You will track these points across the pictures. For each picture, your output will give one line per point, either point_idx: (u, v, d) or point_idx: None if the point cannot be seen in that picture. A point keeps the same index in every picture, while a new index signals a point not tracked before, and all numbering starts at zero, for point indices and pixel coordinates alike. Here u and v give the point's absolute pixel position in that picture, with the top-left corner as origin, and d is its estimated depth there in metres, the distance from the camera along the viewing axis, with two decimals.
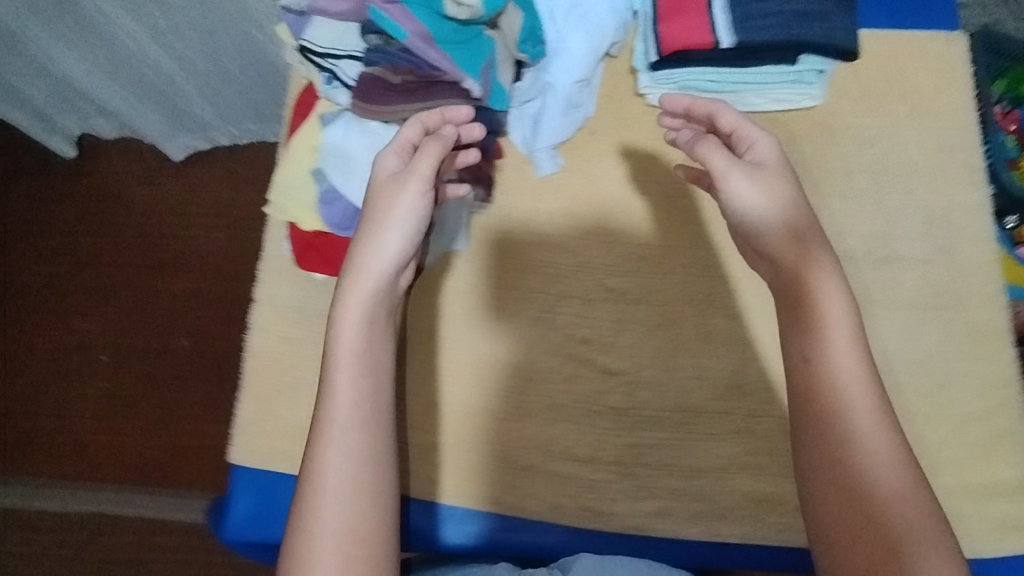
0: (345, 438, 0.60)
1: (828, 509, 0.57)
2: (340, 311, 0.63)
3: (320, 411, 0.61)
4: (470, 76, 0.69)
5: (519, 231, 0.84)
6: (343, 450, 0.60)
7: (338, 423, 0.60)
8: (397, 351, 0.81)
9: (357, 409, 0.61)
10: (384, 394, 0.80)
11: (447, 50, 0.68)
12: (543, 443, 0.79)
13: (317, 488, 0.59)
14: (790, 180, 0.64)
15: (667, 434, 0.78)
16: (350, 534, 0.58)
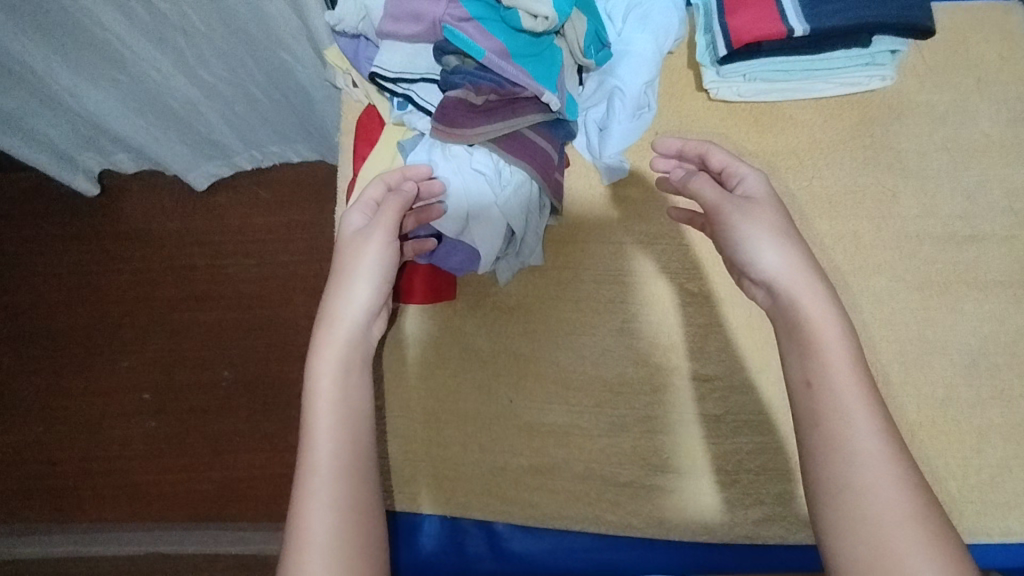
0: (325, 488, 0.57)
1: (838, 526, 0.55)
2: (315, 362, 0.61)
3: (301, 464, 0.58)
4: (547, 89, 0.68)
5: (591, 241, 0.82)
6: (326, 498, 0.56)
7: (319, 473, 0.57)
8: (480, 374, 0.79)
9: (338, 447, 0.58)
10: (470, 419, 0.78)
11: (521, 64, 0.66)
12: (639, 456, 0.75)
13: (299, 545, 0.55)
14: (780, 212, 0.66)
15: (765, 438, 0.75)
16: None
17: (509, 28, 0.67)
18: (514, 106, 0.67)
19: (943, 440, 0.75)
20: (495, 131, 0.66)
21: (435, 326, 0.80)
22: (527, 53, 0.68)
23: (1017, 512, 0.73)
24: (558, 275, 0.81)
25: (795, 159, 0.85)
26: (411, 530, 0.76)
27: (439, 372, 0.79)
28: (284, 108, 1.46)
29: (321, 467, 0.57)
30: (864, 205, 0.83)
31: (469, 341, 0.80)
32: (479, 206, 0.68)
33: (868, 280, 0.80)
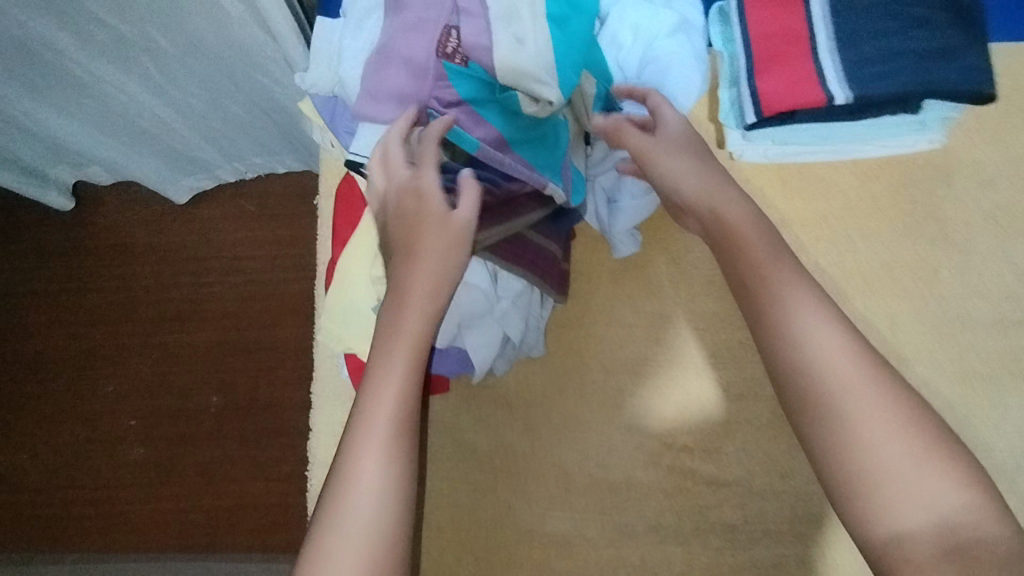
0: (373, 493, 0.51)
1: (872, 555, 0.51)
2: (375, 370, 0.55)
3: (345, 471, 0.52)
4: (551, 178, 0.61)
5: (599, 324, 0.75)
6: (373, 515, 0.51)
7: (364, 480, 0.52)
8: (477, 474, 0.72)
9: (394, 460, 0.53)
10: (466, 525, 0.72)
11: (522, 152, 0.59)
12: (648, 567, 0.70)
13: (335, 554, 0.49)
14: (689, 153, 0.65)
15: (787, 549, 0.69)
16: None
17: (507, 109, 0.59)
18: (511, 205, 0.61)
19: None
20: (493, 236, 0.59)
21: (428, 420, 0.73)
22: (523, 138, 0.59)
23: None
24: (564, 362, 0.74)
25: (827, 228, 0.76)
26: None
27: (432, 472, 0.73)
28: (266, 126, 1.34)
29: (372, 466, 0.52)
30: (903, 282, 0.74)
31: (465, 437, 0.73)
32: (471, 316, 0.63)
33: (906, 369, 0.73)
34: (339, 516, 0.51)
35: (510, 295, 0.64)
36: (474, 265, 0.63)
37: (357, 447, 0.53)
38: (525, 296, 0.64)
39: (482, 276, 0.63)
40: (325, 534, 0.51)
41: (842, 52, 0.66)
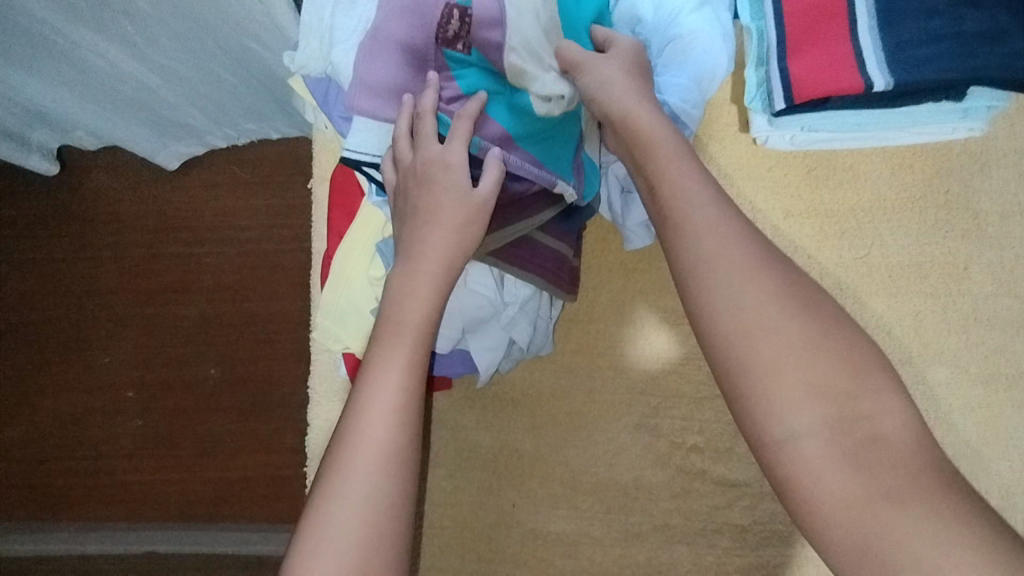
0: (363, 473, 0.48)
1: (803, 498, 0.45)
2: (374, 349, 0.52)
3: (336, 446, 0.49)
4: (562, 175, 0.58)
5: (609, 320, 0.71)
6: (363, 497, 0.47)
7: (355, 458, 0.48)
8: (481, 473, 0.70)
9: (385, 473, 0.48)
10: (468, 524, 0.70)
11: (528, 147, 0.57)
12: (655, 569, 0.68)
13: (319, 531, 0.47)
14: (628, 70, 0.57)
15: (797, 552, 0.68)
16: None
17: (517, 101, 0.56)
18: (519, 205, 0.59)
19: None
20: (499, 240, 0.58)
21: (430, 418, 0.71)
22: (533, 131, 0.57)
23: None
24: (571, 360, 0.71)
25: (849, 221, 0.72)
26: None
27: (434, 471, 0.71)
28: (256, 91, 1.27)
29: (359, 477, 0.48)
30: (927, 279, 0.71)
31: (468, 436, 0.71)
32: (474, 322, 0.62)
33: (925, 370, 0.70)
34: (320, 530, 0.47)
35: (517, 300, 0.62)
36: (478, 269, 0.61)
37: (343, 458, 0.48)
38: (531, 302, 0.62)
39: (487, 280, 0.61)
40: (306, 553, 0.46)
41: (884, 35, 0.61)
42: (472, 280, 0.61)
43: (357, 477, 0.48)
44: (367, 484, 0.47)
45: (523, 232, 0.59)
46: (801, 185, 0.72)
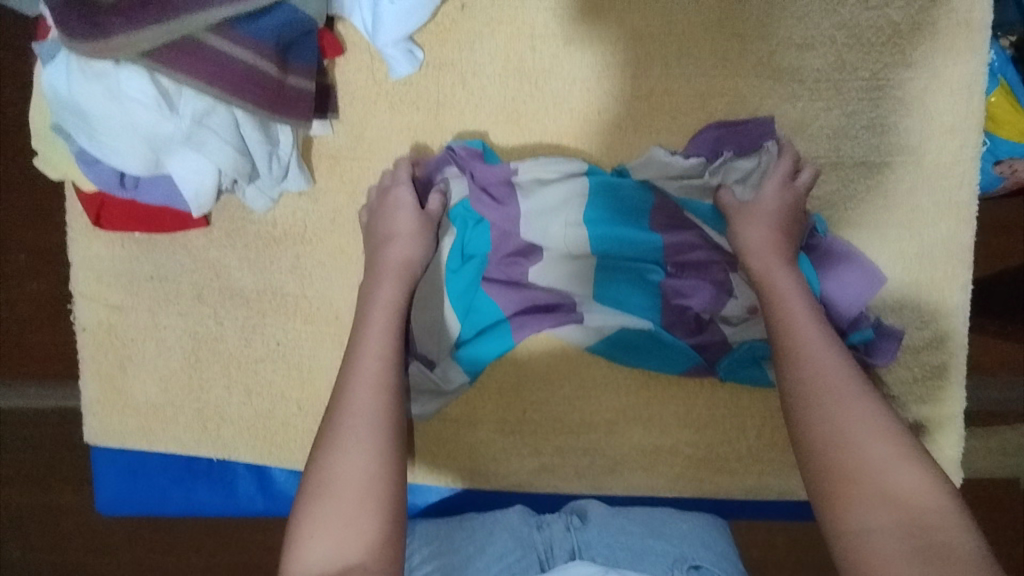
0: (342, 496, 0.51)
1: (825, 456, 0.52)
2: (345, 389, 0.57)
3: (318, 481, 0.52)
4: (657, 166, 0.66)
5: (373, 157, 0.69)
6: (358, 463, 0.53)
7: (346, 482, 0.52)
8: (245, 313, 0.71)
9: (376, 446, 0.54)
10: (239, 364, 0.72)
11: (664, 350, 0.68)
12: None
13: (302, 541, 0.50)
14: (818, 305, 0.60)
15: (556, 389, 0.72)
16: (359, 540, 0.49)
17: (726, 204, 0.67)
18: (172, 3, 0.50)
19: (738, 395, 0.71)
20: (141, 41, 0.49)
21: (188, 257, 0.70)
22: (455, 257, 0.67)
23: (798, 470, 0.70)
24: (331, 199, 0.69)
25: (633, 53, 0.67)
26: (188, 477, 0.73)
27: (196, 311, 0.71)
28: None
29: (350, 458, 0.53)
30: (712, 115, 0.67)
31: (228, 277, 0.70)
32: (160, 140, 0.53)
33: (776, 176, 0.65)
34: (329, 481, 0.52)
35: (195, 116, 0.53)
36: (133, 74, 0.51)
37: (339, 437, 0.54)
38: (211, 112, 0.53)
39: (146, 92, 0.51)
40: (318, 497, 0.51)
41: None
42: (135, 95, 0.51)
43: (354, 437, 0.54)
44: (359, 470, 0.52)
45: (178, 31, 0.50)
46: (585, 8, 0.67)
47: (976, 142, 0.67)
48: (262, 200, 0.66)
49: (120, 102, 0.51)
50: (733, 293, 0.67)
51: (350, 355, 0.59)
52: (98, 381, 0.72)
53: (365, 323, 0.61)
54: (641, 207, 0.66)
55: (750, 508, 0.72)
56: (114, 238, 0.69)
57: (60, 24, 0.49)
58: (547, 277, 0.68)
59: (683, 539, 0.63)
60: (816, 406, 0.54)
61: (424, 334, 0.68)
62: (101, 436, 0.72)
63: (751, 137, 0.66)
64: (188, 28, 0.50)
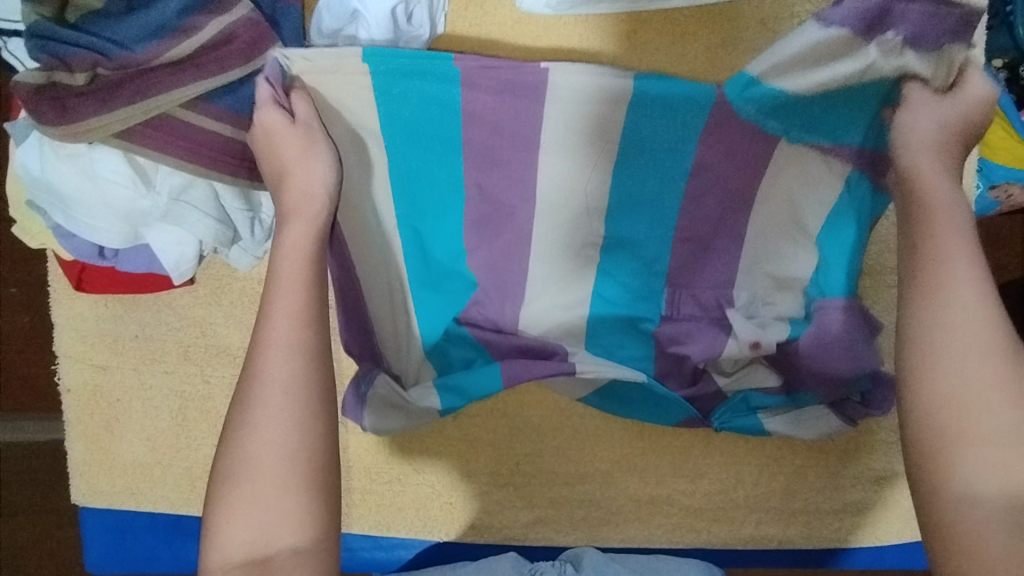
0: (259, 478, 0.44)
1: (934, 403, 0.44)
2: (262, 339, 0.47)
3: (231, 456, 0.45)
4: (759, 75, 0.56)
5: None
6: (282, 437, 0.45)
7: (261, 461, 0.44)
8: (232, 370, 0.70)
9: (298, 419, 0.45)
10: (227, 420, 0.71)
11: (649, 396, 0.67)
12: (415, 460, 0.71)
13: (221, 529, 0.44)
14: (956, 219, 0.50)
15: (550, 439, 0.71)
16: (277, 538, 0.43)
17: (857, 105, 0.56)
18: (147, 80, 0.49)
19: (735, 444, 0.70)
20: (114, 122, 0.49)
21: (173, 315, 0.69)
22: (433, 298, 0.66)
23: (797, 518, 0.69)
24: None
25: None
26: (178, 534, 0.72)
27: (183, 368, 0.70)
28: None
29: (272, 434, 0.45)
30: None
31: (215, 334, 0.69)
32: (137, 215, 0.52)
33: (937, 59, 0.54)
34: (251, 467, 0.44)
35: (173, 191, 0.52)
36: (108, 154, 0.51)
37: (257, 400, 0.46)
38: (188, 187, 0.52)
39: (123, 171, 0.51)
40: (237, 477, 0.44)
41: None
42: (111, 173, 0.51)
43: (270, 404, 0.45)
44: (283, 435, 0.45)
45: (153, 109, 0.50)
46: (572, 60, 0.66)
47: None
48: (246, 262, 0.65)
49: (94, 182, 0.51)
50: (732, 334, 0.65)
51: (266, 298, 0.49)
52: (85, 441, 0.71)
53: (280, 275, 0.49)
54: (649, 239, 0.64)
55: (749, 558, 0.70)
56: (97, 298, 0.69)
57: (31, 109, 0.48)
58: (536, 326, 0.67)
59: None
60: (931, 348, 0.46)
61: (393, 349, 0.67)
62: (89, 495, 0.71)
63: (941, 21, 0.54)
64: (163, 105, 0.50)
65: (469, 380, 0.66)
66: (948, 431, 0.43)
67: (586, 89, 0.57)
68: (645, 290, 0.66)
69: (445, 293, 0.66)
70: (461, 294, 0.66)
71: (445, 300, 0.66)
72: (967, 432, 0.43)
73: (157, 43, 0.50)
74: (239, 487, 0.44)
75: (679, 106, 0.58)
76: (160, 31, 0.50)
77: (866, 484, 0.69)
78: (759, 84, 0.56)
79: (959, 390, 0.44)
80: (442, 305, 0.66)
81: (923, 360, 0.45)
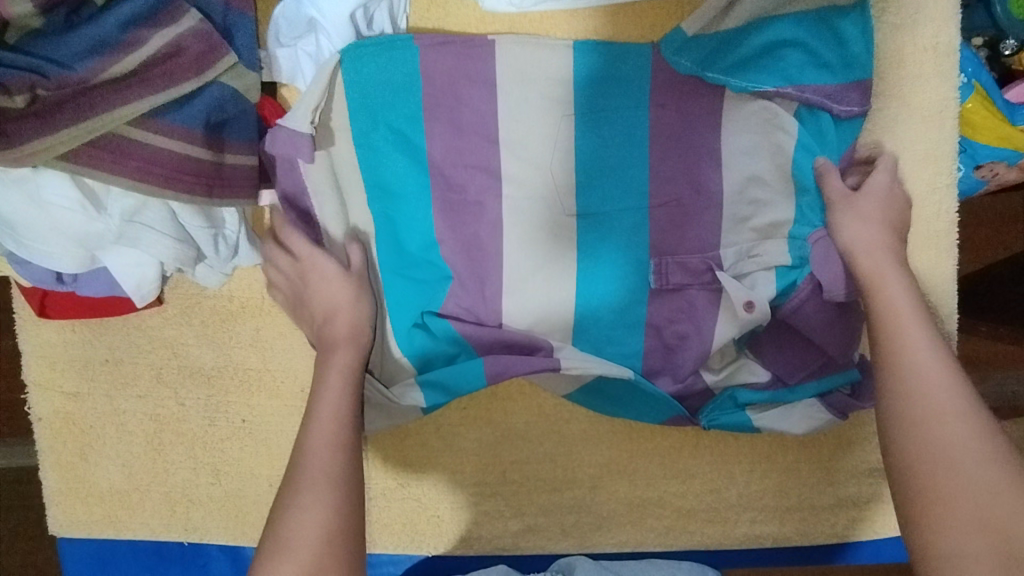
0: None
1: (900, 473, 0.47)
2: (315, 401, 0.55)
3: (283, 527, 0.49)
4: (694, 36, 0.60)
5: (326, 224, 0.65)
6: (325, 511, 0.49)
7: (308, 543, 0.48)
8: (207, 391, 0.68)
9: (332, 487, 0.50)
10: (203, 442, 0.69)
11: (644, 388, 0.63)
12: (399, 474, 0.70)
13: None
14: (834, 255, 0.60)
15: (536, 446, 0.69)
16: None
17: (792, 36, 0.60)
18: (90, 99, 0.48)
19: (725, 441, 0.68)
20: (55, 144, 0.47)
21: (143, 337, 0.67)
22: (406, 302, 0.62)
23: (792, 514, 0.68)
24: None
25: None
26: (160, 561, 0.70)
27: (156, 391, 0.68)
28: None
29: (314, 506, 0.49)
30: None
31: (187, 355, 0.67)
32: (91, 238, 0.50)
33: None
34: (291, 545, 0.48)
35: (127, 212, 0.50)
36: (54, 177, 0.49)
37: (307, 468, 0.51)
38: (142, 206, 0.51)
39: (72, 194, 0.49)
40: (283, 549, 0.48)
41: None
42: (61, 196, 0.49)
43: (318, 495, 0.50)
44: (327, 505, 0.49)
45: (97, 129, 0.48)
46: None
47: (952, 165, 0.65)
48: (215, 280, 0.63)
49: (42, 206, 0.49)
50: (720, 320, 0.62)
51: (313, 399, 0.55)
52: (60, 470, 0.69)
53: (324, 381, 0.56)
54: (620, 214, 0.62)
55: (745, 558, 0.69)
56: (63, 323, 0.67)
57: None
58: (511, 315, 0.62)
59: None
60: (918, 415, 0.48)
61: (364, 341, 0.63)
62: (67, 526, 0.70)
63: None
64: (108, 123, 0.48)
65: (453, 380, 0.62)
66: (928, 483, 0.45)
67: (536, 54, 0.61)
68: (631, 272, 0.62)
69: (418, 288, 0.62)
70: (433, 295, 0.62)
71: (423, 294, 0.62)
72: (970, 495, 0.44)
73: (98, 60, 0.48)
74: (287, 554, 0.48)
75: (629, 74, 0.62)
76: (100, 48, 0.48)
77: (861, 477, 0.67)
78: (694, 41, 0.60)
79: (928, 421, 0.47)
80: (418, 299, 0.62)
81: (912, 422, 0.48)
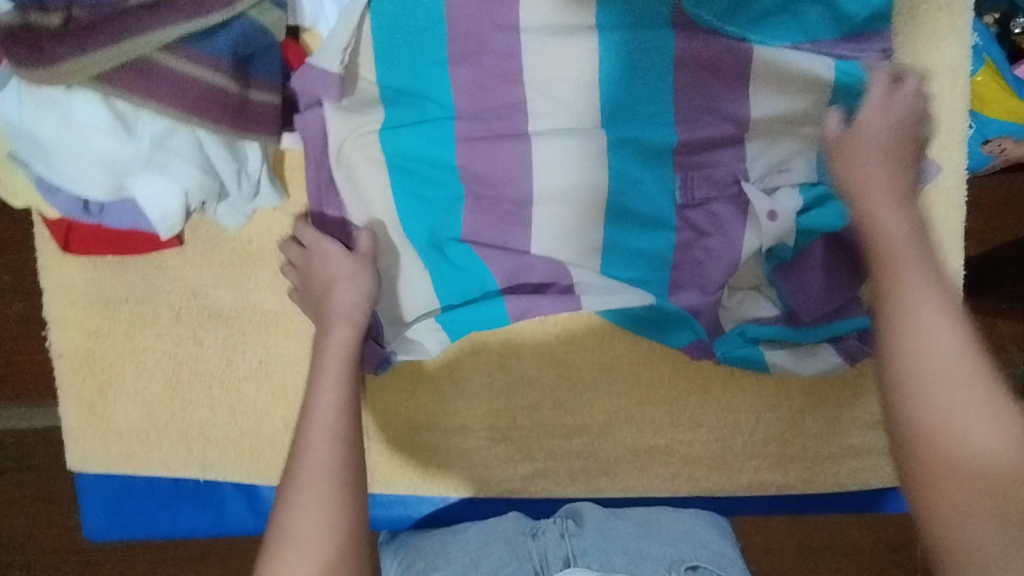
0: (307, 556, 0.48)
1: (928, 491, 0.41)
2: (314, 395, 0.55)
3: (279, 520, 0.50)
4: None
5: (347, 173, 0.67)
6: (322, 505, 0.50)
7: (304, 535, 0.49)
8: (225, 332, 0.69)
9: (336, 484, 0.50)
10: (220, 383, 0.70)
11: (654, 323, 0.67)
12: (412, 417, 0.71)
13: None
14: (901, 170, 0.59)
15: (547, 392, 0.71)
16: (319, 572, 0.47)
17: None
18: (122, 24, 0.49)
19: (731, 391, 0.70)
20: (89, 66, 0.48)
21: (163, 277, 0.68)
22: (424, 239, 0.65)
23: (795, 463, 0.69)
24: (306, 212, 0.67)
25: None
26: (176, 498, 0.72)
27: (175, 331, 0.69)
28: None
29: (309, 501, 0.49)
30: None
31: (206, 296, 0.69)
32: (119, 164, 0.51)
33: None
34: (290, 537, 0.49)
35: (156, 138, 0.52)
36: (86, 99, 0.50)
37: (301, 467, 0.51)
38: (171, 134, 0.52)
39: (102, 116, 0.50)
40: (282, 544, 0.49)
41: None
42: (92, 119, 0.50)
43: (312, 486, 0.50)
44: (324, 502, 0.50)
45: (131, 53, 0.49)
46: None
47: (961, 126, 0.67)
48: (235, 219, 0.64)
49: (74, 129, 0.50)
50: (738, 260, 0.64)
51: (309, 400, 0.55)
52: (79, 407, 0.71)
53: (322, 370, 0.57)
54: (640, 157, 0.63)
55: (748, 505, 0.71)
56: (85, 261, 0.68)
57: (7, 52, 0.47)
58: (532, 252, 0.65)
59: (681, 542, 0.62)
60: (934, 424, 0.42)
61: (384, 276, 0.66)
62: (86, 461, 0.71)
63: None
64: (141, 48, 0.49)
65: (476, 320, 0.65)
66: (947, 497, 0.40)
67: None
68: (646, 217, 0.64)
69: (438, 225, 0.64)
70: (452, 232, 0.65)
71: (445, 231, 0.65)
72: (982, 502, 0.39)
73: None
74: (286, 550, 0.48)
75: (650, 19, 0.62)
76: None
77: (864, 428, 0.69)
78: None
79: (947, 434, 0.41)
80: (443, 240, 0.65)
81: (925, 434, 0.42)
